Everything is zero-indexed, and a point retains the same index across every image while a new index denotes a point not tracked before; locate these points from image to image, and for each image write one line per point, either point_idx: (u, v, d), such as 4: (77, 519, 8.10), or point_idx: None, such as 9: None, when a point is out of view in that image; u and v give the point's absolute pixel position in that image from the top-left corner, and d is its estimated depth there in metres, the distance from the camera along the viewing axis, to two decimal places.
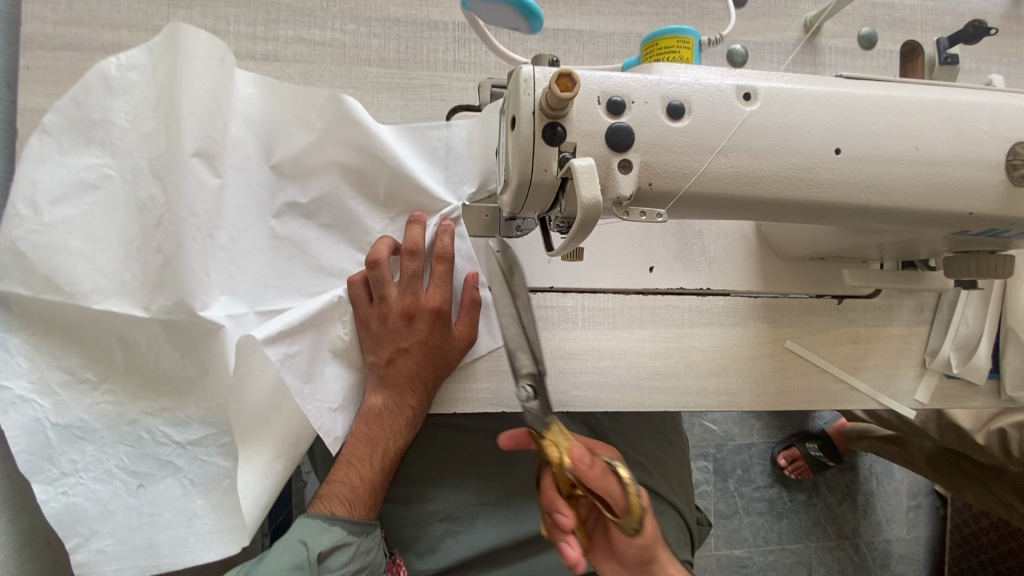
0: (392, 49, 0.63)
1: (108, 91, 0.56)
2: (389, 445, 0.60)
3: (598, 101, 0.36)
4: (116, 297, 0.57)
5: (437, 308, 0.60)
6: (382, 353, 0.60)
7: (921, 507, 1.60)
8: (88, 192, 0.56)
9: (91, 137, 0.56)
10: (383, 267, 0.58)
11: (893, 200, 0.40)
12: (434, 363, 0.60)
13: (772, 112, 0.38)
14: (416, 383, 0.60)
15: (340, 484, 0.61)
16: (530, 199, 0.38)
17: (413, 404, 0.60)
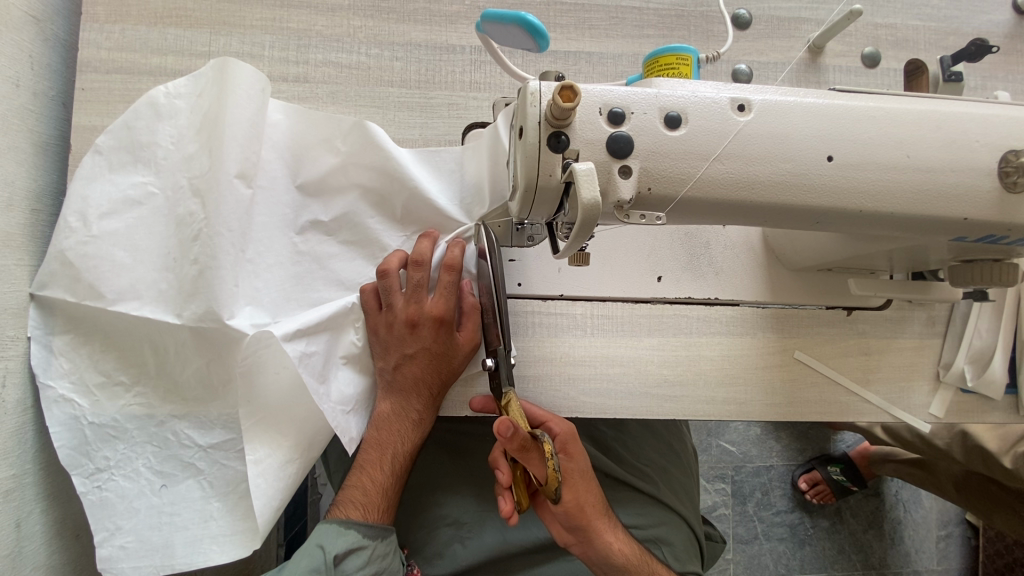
0: (413, 71, 0.68)
1: (155, 115, 0.61)
2: (397, 449, 0.63)
3: (599, 112, 0.39)
4: (150, 303, 0.61)
5: (441, 316, 0.62)
6: (390, 359, 0.62)
7: (952, 538, 1.54)
8: (131, 204, 0.61)
9: (137, 155, 0.61)
10: (392, 277, 0.61)
11: (888, 206, 0.42)
12: (438, 368, 0.63)
13: (766, 123, 0.40)
14: (421, 388, 0.63)
15: (354, 489, 0.63)
16: (536, 203, 0.41)
17: (418, 408, 0.63)
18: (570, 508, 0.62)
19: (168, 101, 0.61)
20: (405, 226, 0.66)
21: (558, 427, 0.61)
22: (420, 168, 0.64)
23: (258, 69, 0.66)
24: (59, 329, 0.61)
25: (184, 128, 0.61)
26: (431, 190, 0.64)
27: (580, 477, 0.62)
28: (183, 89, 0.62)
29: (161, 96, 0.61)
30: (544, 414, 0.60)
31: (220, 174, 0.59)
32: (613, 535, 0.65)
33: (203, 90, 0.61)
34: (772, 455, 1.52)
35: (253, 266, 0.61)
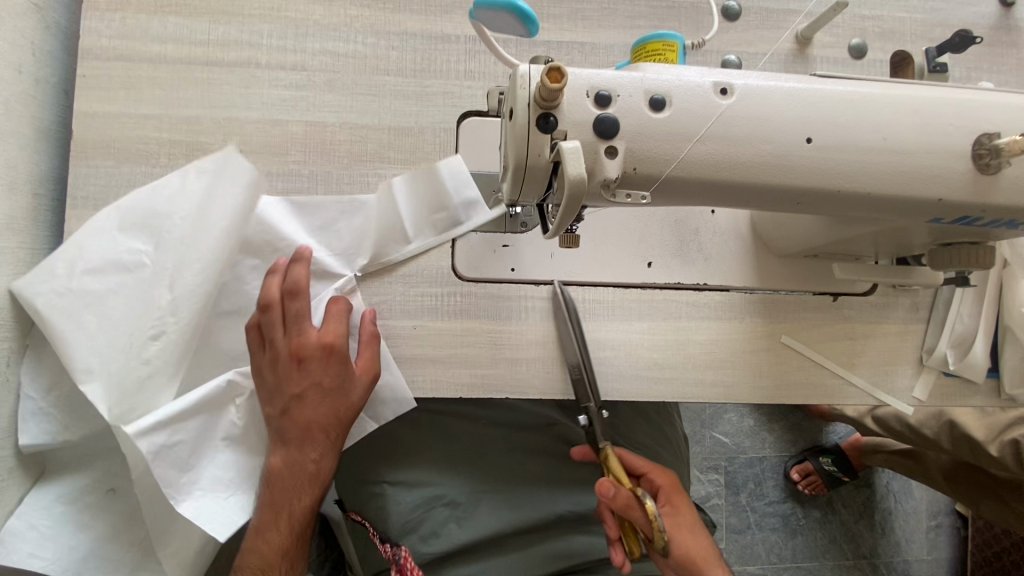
0: (409, 60, 0.69)
1: (161, 282, 0.61)
2: (298, 505, 0.62)
3: (586, 94, 0.40)
4: (104, 378, 0.59)
5: (332, 351, 0.61)
6: (278, 405, 0.61)
7: (941, 528, 1.57)
8: (120, 264, 0.61)
9: (141, 224, 0.62)
10: (274, 312, 0.61)
11: (866, 187, 0.43)
12: (331, 413, 0.62)
13: (747, 105, 0.42)
14: (312, 432, 0.61)
15: (252, 552, 0.63)
16: (526, 183, 0.42)
17: (312, 458, 0.62)
18: (680, 556, 0.63)
19: (180, 250, 0.62)
20: None
21: (660, 479, 0.67)
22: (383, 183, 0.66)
23: (256, 57, 0.67)
24: None
25: (183, 291, 0.61)
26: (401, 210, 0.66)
27: (687, 528, 0.65)
28: (207, 166, 0.63)
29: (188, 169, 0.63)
30: (645, 466, 0.67)
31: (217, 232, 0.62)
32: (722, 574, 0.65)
33: (219, 262, 0.62)
34: (764, 446, 1.54)
35: (265, 265, 0.64)
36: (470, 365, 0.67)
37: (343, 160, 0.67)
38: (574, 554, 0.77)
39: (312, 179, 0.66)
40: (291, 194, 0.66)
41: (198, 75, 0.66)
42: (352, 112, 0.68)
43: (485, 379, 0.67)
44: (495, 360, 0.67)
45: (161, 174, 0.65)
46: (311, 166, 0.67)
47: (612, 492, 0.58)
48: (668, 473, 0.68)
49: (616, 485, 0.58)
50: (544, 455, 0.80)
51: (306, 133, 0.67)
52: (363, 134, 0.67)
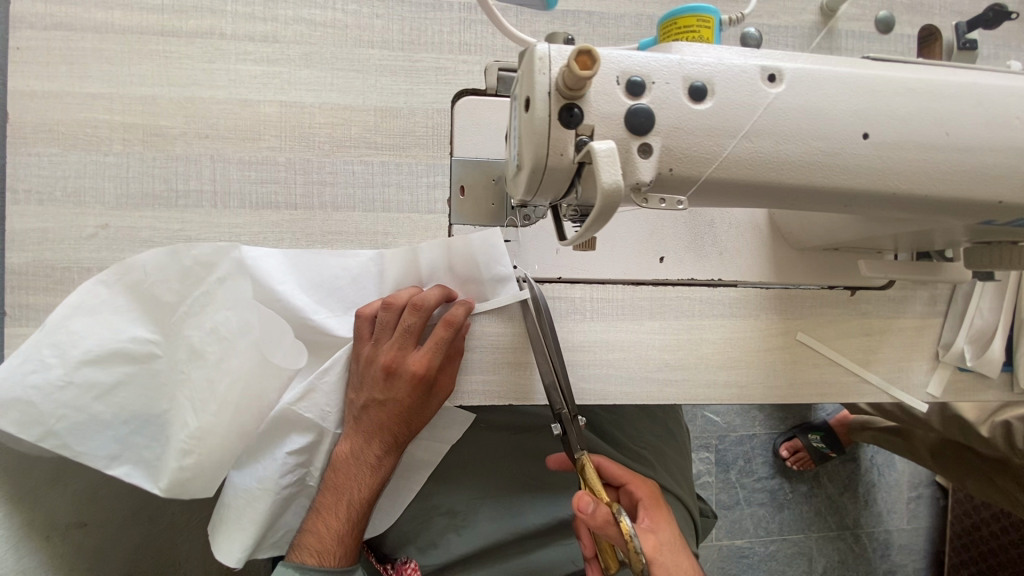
0: (396, 31, 0.61)
1: (176, 364, 0.57)
2: (355, 495, 0.59)
3: (617, 81, 0.34)
4: (129, 462, 0.57)
5: (421, 374, 0.57)
6: (360, 397, 0.58)
7: (921, 499, 1.61)
8: (121, 353, 0.56)
9: (145, 310, 0.56)
10: (366, 320, 0.57)
11: (923, 188, 0.39)
12: (405, 420, 0.59)
13: (799, 94, 0.36)
14: (370, 437, 0.59)
15: (311, 533, 0.60)
16: (544, 186, 0.37)
17: (377, 453, 0.59)
18: None
19: (192, 333, 0.57)
20: (391, 207, 0.61)
21: (639, 490, 0.64)
22: (353, 263, 0.58)
23: (219, 26, 0.58)
24: (13, 323, 0.56)
25: (200, 391, 0.57)
26: (386, 292, 0.59)
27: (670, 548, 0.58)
28: (213, 257, 0.56)
29: (188, 256, 0.55)
30: (625, 476, 0.64)
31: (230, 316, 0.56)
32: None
33: (240, 363, 0.57)
34: (755, 425, 1.55)
35: None
36: (471, 370, 0.62)
37: (324, 146, 0.60)
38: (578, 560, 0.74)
39: (289, 168, 0.59)
40: (267, 185, 0.59)
41: (153, 47, 0.57)
42: (333, 90, 0.60)
43: (486, 387, 0.62)
44: (497, 366, 0.62)
45: (115, 162, 0.57)
46: (288, 152, 0.59)
47: (590, 510, 0.50)
48: (649, 486, 0.65)
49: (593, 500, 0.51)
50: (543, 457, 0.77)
51: (281, 114, 0.59)
52: (347, 116, 0.60)
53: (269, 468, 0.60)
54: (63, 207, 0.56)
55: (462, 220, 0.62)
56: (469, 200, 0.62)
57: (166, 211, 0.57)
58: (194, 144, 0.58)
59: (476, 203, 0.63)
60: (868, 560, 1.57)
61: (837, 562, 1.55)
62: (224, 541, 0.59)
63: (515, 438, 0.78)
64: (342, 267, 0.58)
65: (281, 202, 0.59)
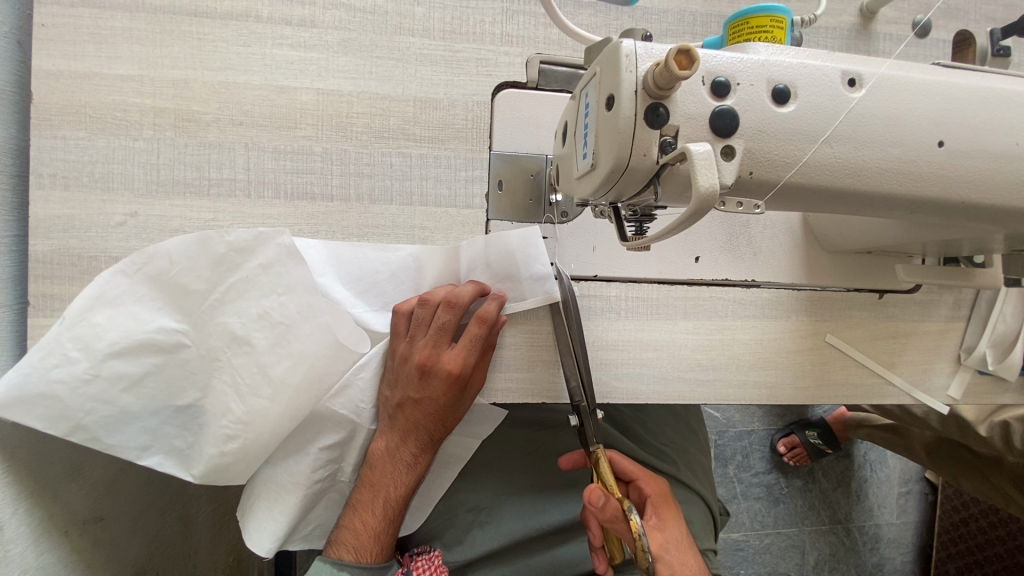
0: (437, 19, 0.59)
1: (205, 356, 0.55)
2: (391, 493, 0.59)
3: (702, 81, 0.33)
4: (162, 452, 0.56)
5: (457, 372, 0.55)
6: (396, 394, 0.57)
7: (912, 494, 1.65)
8: (146, 343, 0.53)
9: (170, 297, 0.53)
10: (404, 317, 0.56)
11: (992, 196, 0.38)
12: (440, 419, 0.58)
13: (879, 100, 0.36)
14: (405, 435, 0.58)
15: (347, 530, 0.59)
16: (620, 186, 0.36)
17: (412, 451, 0.59)
18: None
19: (224, 323, 0.54)
20: (428, 200, 0.60)
21: (649, 488, 0.63)
22: (393, 258, 0.57)
23: (256, 8, 0.56)
24: (37, 313, 0.54)
25: (234, 386, 0.55)
26: (426, 288, 0.58)
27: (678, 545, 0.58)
28: (246, 244, 0.53)
29: (219, 243, 0.52)
30: (636, 472, 0.63)
31: (264, 305, 0.54)
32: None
33: (270, 351, 0.55)
34: (753, 421, 1.58)
35: None
36: (506, 369, 0.61)
37: (362, 136, 0.58)
38: None
39: (326, 158, 0.57)
40: (302, 176, 0.57)
41: (186, 28, 0.55)
42: (371, 79, 0.58)
43: (520, 386, 0.62)
44: (532, 363, 0.61)
45: (145, 148, 0.55)
46: (324, 142, 0.57)
47: (601, 503, 0.51)
48: (659, 484, 0.64)
49: (604, 492, 0.51)
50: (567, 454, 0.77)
51: (317, 102, 0.57)
52: (385, 106, 0.58)
53: (303, 462, 0.59)
54: (90, 193, 0.54)
55: (499, 216, 0.61)
56: (507, 195, 0.62)
57: (198, 199, 0.55)
58: (227, 131, 0.56)
59: (515, 197, 0.62)
60: (859, 553, 1.60)
61: (829, 556, 1.59)
62: (256, 532, 0.59)
63: (538, 435, 0.78)
64: (382, 262, 0.57)
65: (317, 193, 0.57)
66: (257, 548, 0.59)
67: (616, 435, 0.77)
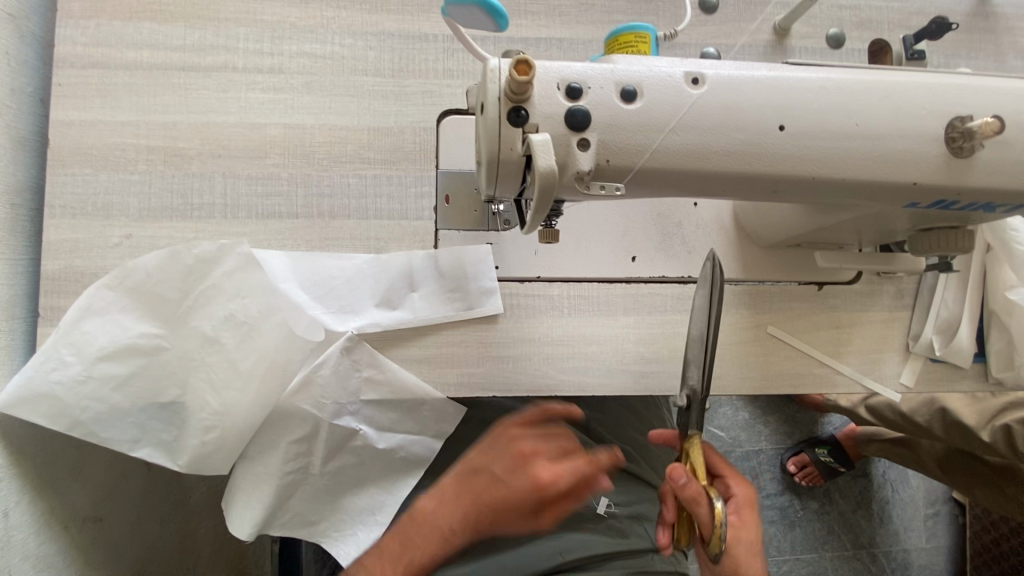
0: (387, 60, 0.69)
1: (184, 357, 0.62)
2: (418, 552, 0.65)
3: (557, 87, 0.40)
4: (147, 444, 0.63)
5: (532, 448, 0.62)
6: (477, 462, 0.65)
7: (940, 516, 1.56)
8: (130, 346, 0.61)
9: (149, 306, 0.62)
10: (506, 426, 0.66)
11: (838, 172, 0.44)
12: (473, 495, 0.64)
13: (719, 95, 0.42)
14: (501, 504, 0.62)
15: (360, 575, 0.63)
16: (500, 178, 0.42)
17: (451, 522, 0.65)
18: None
19: (200, 326, 0.62)
20: (383, 214, 0.67)
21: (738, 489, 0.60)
22: (349, 266, 0.65)
23: (232, 60, 0.66)
24: (46, 323, 0.62)
25: (207, 383, 0.62)
26: (380, 292, 0.65)
27: (749, 549, 0.56)
28: (211, 256, 0.61)
29: (188, 255, 0.61)
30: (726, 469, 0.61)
31: (235, 309, 0.62)
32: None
33: (241, 348, 0.62)
34: (760, 440, 1.55)
35: None
36: (455, 364, 0.67)
37: (323, 162, 0.67)
38: (562, 551, 0.74)
39: (292, 182, 0.66)
40: (271, 198, 0.66)
41: (175, 80, 0.66)
42: (331, 113, 0.67)
43: (471, 380, 0.66)
44: (482, 358, 0.67)
45: (139, 180, 0.64)
46: (291, 168, 0.66)
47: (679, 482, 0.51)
48: (748, 488, 0.60)
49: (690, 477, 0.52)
50: None
51: (285, 135, 0.66)
52: (343, 135, 0.67)
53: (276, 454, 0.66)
54: (94, 220, 0.64)
55: (447, 226, 0.68)
56: (454, 208, 0.69)
57: (182, 221, 0.64)
58: (208, 163, 0.65)
59: (461, 207, 0.69)
60: None
61: None
62: (235, 518, 0.65)
63: None
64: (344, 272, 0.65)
65: (284, 212, 0.66)
66: (238, 533, 0.65)
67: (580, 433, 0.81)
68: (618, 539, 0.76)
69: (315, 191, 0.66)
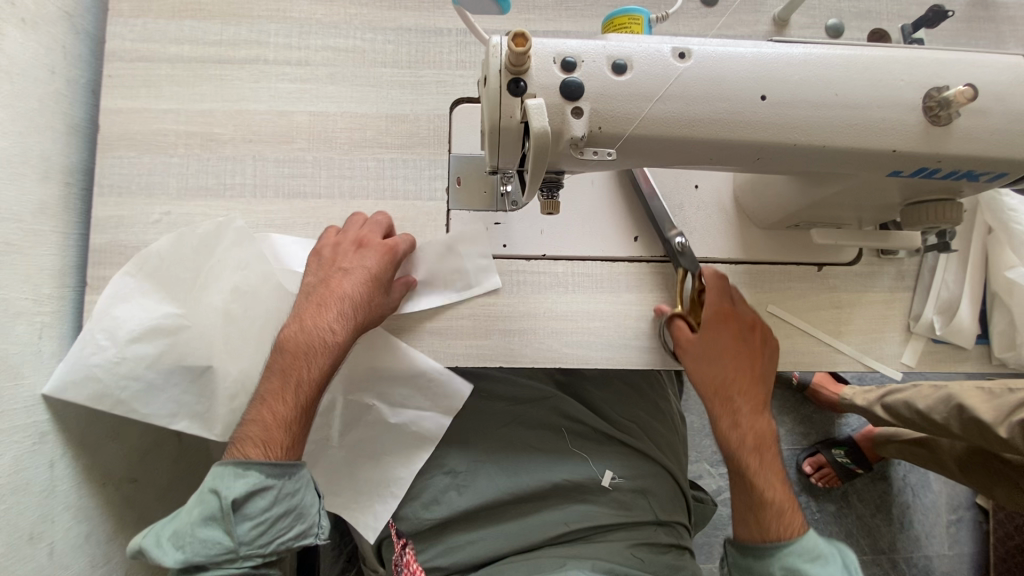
0: (404, 53, 0.74)
1: (217, 325, 0.68)
2: (307, 376, 0.63)
3: (553, 61, 0.44)
4: (182, 404, 0.68)
5: (389, 245, 0.66)
6: (321, 274, 0.65)
7: (963, 522, 1.45)
8: (155, 329, 0.66)
9: (167, 288, 0.67)
10: (353, 221, 0.68)
11: (819, 139, 0.46)
12: (366, 292, 0.64)
13: (704, 68, 0.45)
14: (368, 295, 0.65)
15: (253, 423, 0.61)
16: (501, 145, 0.46)
17: (330, 329, 0.63)
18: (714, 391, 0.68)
19: (234, 299, 0.68)
20: (398, 195, 0.72)
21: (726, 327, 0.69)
22: None
23: (263, 54, 0.72)
24: (93, 292, 0.68)
25: (240, 351, 0.69)
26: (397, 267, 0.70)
27: (700, 356, 0.67)
28: (209, 234, 0.68)
29: (192, 235, 0.67)
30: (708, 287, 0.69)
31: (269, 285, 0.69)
32: (742, 419, 0.67)
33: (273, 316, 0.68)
34: None
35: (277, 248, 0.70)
36: (465, 336, 0.70)
37: (344, 146, 0.72)
38: (569, 522, 0.78)
39: (315, 165, 0.71)
40: (296, 179, 0.71)
41: (212, 72, 0.72)
42: (352, 101, 0.73)
43: (479, 351, 0.70)
44: (490, 330, 0.70)
45: (179, 162, 0.70)
46: (315, 152, 0.71)
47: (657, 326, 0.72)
48: (721, 300, 0.68)
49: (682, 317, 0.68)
50: (539, 427, 0.82)
51: (309, 122, 0.72)
52: (363, 121, 0.72)
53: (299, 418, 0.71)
54: (138, 198, 0.70)
55: (458, 206, 0.73)
56: (465, 189, 0.73)
57: (216, 200, 0.70)
58: (240, 147, 0.71)
59: (471, 188, 0.73)
60: None
61: None
62: None
63: (512, 408, 0.83)
64: None
65: (308, 192, 0.71)
66: None
67: (585, 410, 0.84)
68: (622, 511, 0.79)
69: (336, 172, 0.71)
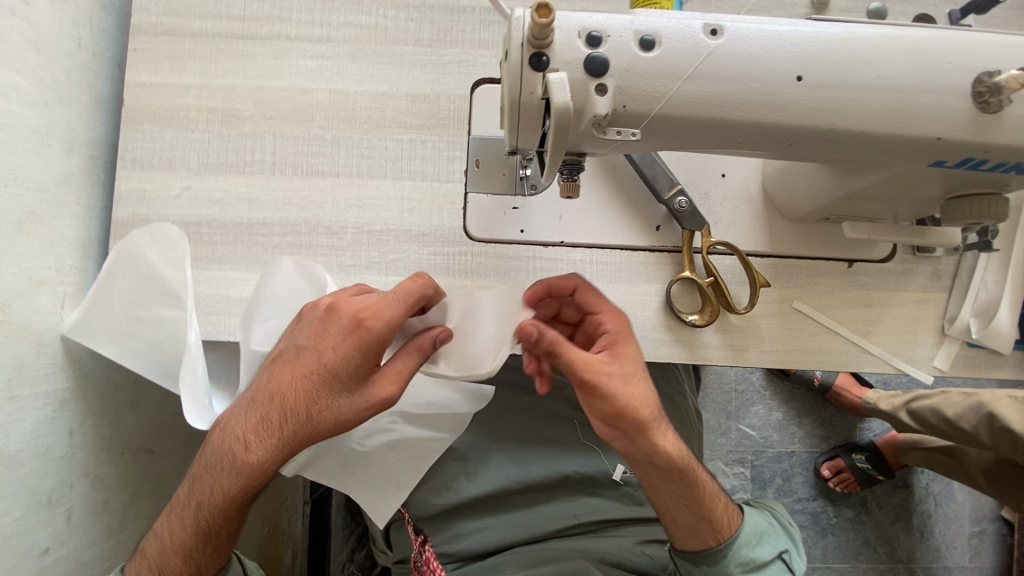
0: (427, 31, 0.72)
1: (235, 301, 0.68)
2: (225, 479, 0.59)
3: (578, 35, 0.42)
4: None
5: (358, 327, 0.56)
6: (277, 352, 0.59)
7: (986, 535, 1.40)
8: (160, 288, 0.65)
9: (170, 254, 0.64)
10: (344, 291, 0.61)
11: (858, 125, 0.44)
12: (302, 401, 0.56)
13: (739, 45, 0.43)
14: (310, 399, 0.56)
15: (176, 522, 0.61)
16: (521, 122, 0.45)
17: (252, 435, 0.57)
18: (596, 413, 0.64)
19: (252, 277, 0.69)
20: (416, 176, 0.71)
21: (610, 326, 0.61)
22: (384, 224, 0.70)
23: (286, 30, 0.72)
24: None
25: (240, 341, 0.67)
26: (413, 249, 0.70)
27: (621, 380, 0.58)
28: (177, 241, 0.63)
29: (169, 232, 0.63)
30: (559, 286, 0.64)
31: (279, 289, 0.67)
32: (663, 439, 0.61)
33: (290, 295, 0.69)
34: (793, 441, 1.42)
35: (295, 227, 0.70)
36: None
37: (363, 125, 0.71)
38: (579, 514, 0.77)
39: (334, 143, 0.71)
40: (315, 157, 0.71)
41: (235, 47, 0.72)
42: (373, 80, 0.72)
43: None
44: None
45: (199, 138, 0.70)
46: (334, 131, 0.71)
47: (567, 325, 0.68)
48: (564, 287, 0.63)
49: (541, 329, 0.55)
50: (552, 418, 0.81)
51: (330, 100, 0.71)
52: (383, 101, 0.71)
53: None
54: (159, 172, 0.70)
55: (476, 189, 0.71)
56: (484, 172, 0.72)
57: (235, 176, 0.70)
58: (261, 124, 0.71)
59: (490, 170, 0.72)
60: None
61: None
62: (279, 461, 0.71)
63: (524, 397, 0.82)
64: (381, 230, 0.70)
65: (326, 170, 0.70)
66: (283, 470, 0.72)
67: None
68: (632, 506, 0.78)
69: (353, 151, 0.71)
